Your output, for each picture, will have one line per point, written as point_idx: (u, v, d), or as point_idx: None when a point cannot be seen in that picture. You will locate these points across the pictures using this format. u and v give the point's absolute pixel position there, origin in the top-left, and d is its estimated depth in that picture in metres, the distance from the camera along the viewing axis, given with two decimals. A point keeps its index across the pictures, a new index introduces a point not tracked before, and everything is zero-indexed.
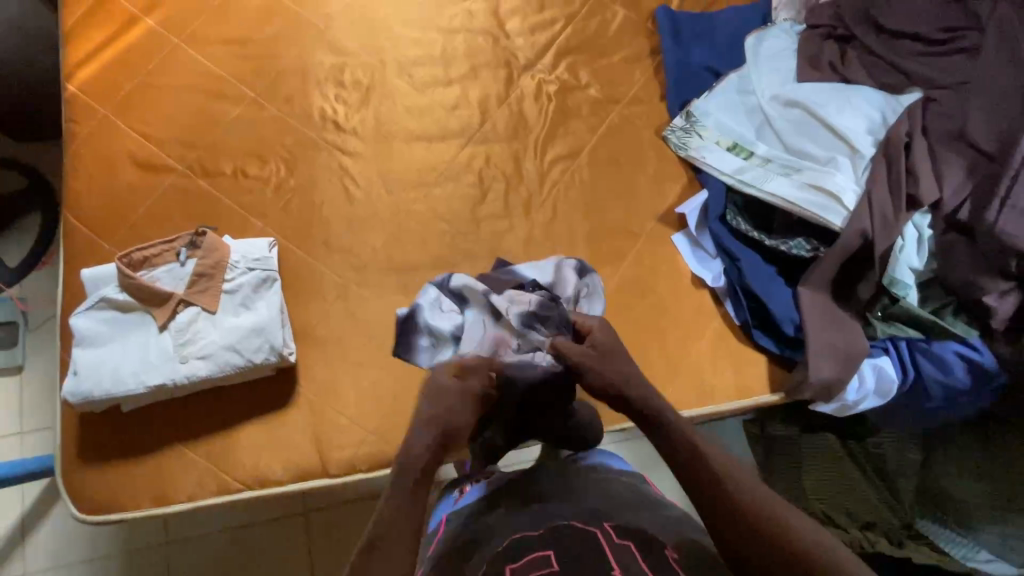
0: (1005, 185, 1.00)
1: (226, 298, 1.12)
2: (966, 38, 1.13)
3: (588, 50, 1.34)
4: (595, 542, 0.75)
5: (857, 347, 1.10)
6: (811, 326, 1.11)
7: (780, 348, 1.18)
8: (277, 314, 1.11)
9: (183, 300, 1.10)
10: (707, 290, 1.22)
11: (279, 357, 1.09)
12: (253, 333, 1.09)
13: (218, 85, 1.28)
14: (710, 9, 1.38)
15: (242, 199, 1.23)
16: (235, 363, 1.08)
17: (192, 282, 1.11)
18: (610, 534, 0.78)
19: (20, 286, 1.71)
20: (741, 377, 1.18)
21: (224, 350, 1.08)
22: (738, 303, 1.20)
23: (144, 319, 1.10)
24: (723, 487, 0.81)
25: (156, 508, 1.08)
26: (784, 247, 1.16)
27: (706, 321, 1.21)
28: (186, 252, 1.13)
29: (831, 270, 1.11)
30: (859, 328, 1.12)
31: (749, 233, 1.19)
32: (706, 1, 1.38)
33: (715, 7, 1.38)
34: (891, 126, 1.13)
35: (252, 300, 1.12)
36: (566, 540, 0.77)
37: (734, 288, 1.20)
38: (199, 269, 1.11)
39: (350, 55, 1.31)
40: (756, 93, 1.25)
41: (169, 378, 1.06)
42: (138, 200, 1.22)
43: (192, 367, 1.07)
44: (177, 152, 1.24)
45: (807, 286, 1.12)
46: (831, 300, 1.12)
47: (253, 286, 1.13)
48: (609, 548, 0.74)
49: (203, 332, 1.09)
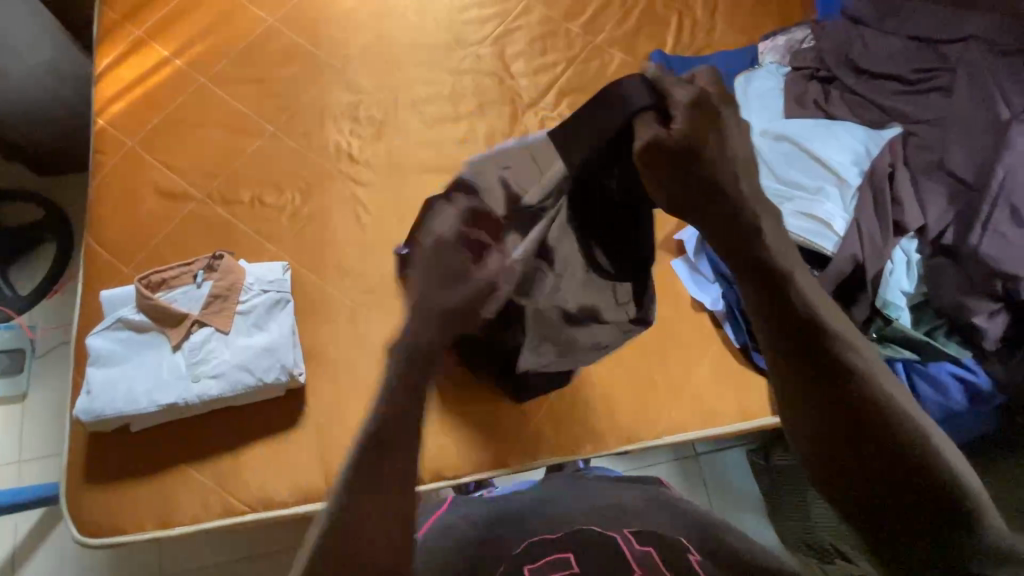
0: (986, 211, 1.05)
1: (239, 318, 1.15)
2: (941, 77, 1.21)
3: (589, 90, 1.43)
4: (617, 547, 0.78)
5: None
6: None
7: None
8: (289, 335, 1.14)
9: (198, 321, 1.13)
10: (707, 313, 1.26)
11: (289, 376, 1.11)
12: (265, 353, 1.12)
13: (240, 120, 1.36)
14: (701, 54, 1.48)
15: (258, 226, 1.28)
16: (246, 382, 1.10)
17: (208, 303, 1.14)
18: (631, 540, 0.80)
19: (30, 313, 1.74)
20: (742, 399, 1.21)
21: (235, 369, 1.10)
22: (737, 326, 1.24)
23: (158, 339, 1.12)
24: (843, 350, 0.66)
25: (159, 530, 1.08)
26: None
27: (707, 344, 1.24)
28: (203, 274, 1.17)
29: (826, 293, 1.15)
30: None
31: None
32: (697, 46, 1.48)
33: (706, 52, 1.48)
34: (875, 158, 1.19)
35: (265, 321, 1.15)
36: (588, 544, 0.80)
37: (733, 311, 1.24)
38: (215, 291, 1.15)
39: (365, 93, 1.40)
40: (747, 127, 1.31)
41: (181, 397, 1.08)
42: (158, 225, 1.27)
43: (204, 386, 1.09)
44: (198, 181, 1.31)
45: None
46: None
47: (266, 307, 1.16)
48: (630, 552, 0.77)
49: (215, 351, 1.11)
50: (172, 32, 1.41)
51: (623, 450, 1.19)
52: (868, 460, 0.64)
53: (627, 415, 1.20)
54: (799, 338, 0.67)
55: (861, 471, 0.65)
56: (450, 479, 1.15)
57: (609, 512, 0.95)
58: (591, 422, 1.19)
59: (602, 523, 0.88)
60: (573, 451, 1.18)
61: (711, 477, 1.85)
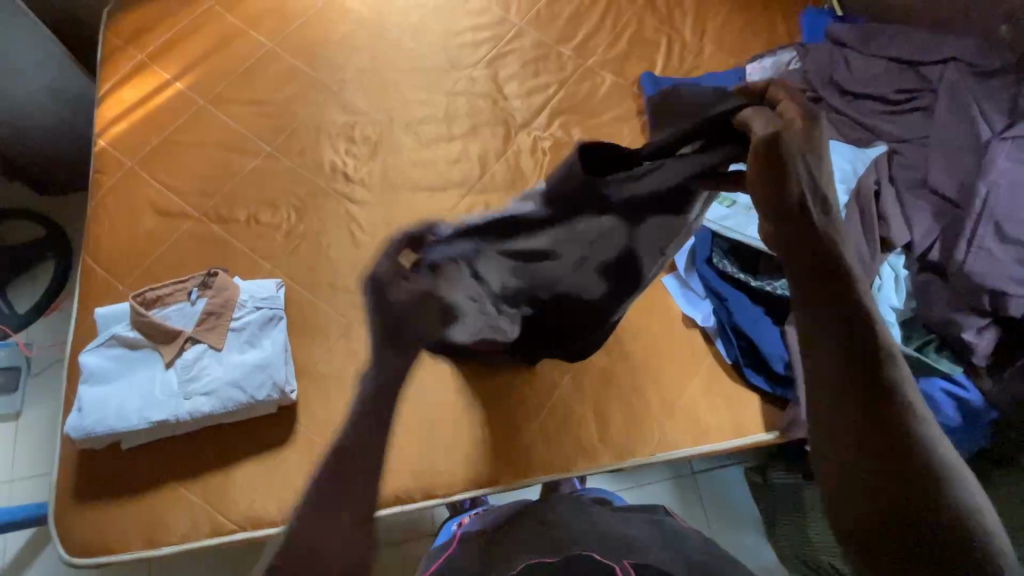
0: (970, 228, 1.07)
1: (233, 335, 1.16)
2: (921, 98, 1.24)
3: (580, 110, 1.47)
4: None
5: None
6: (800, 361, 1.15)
7: (772, 386, 1.21)
8: (281, 351, 1.15)
9: (191, 338, 1.13)
10: (698, 329, 1.27)
11: (281, 393, 1.12)
12: (258, 369, 1.12)
13: (238, 140, 1.39)
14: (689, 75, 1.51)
15: (253, 243, 1.30)
16: (237, 399, 1.10)
17: (201, 320, 1.15)
18: None
19: (26, 331, 1.75)
20: (735, 415, 1.20)
21: (228, 386, 1.10)
22: (728, 342, 1.23)
23: (151, 355, 1.13)
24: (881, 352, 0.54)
25: (148, 550, 1.07)
26: (768, 289, 1.22)
27: (698, 360, 1.24)
28: (197, 291, 1.18)
29: None
30: None
31: (735, 275, 1.25)
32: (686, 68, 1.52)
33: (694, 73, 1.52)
34: (861, 176, 1.20)
35: (258, 337, 1.16)
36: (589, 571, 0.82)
37: (723, 328, 1.23)
38: (208, 308, 1.15)
39: (361, 114, 1.43)
40: None
41: (172, 414, 1.08)
42: (155, 243, 1.28)
43: (196, 403, 1.09)
44: (195, 200, 1.33)
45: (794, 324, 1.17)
46: None
47: (259, 324, 1.17)
48: None
49: (208, 368, 1.12)
50: (172, 56, 1.45)
51: (617, 466, 1.18)
52: (918, 514, 0.49)
53: (620, 431, 1.19)
54: (836, 328, 0.55)
55: (910, 529, 0.49)
56: (442, 497, 1.15)
57: (616, 543, 0.95)
58: (585, 439, 1.19)
59: (609, 549, 0.91)
60: (566, 468, 1.17)
61: (710, 496, 1.82)
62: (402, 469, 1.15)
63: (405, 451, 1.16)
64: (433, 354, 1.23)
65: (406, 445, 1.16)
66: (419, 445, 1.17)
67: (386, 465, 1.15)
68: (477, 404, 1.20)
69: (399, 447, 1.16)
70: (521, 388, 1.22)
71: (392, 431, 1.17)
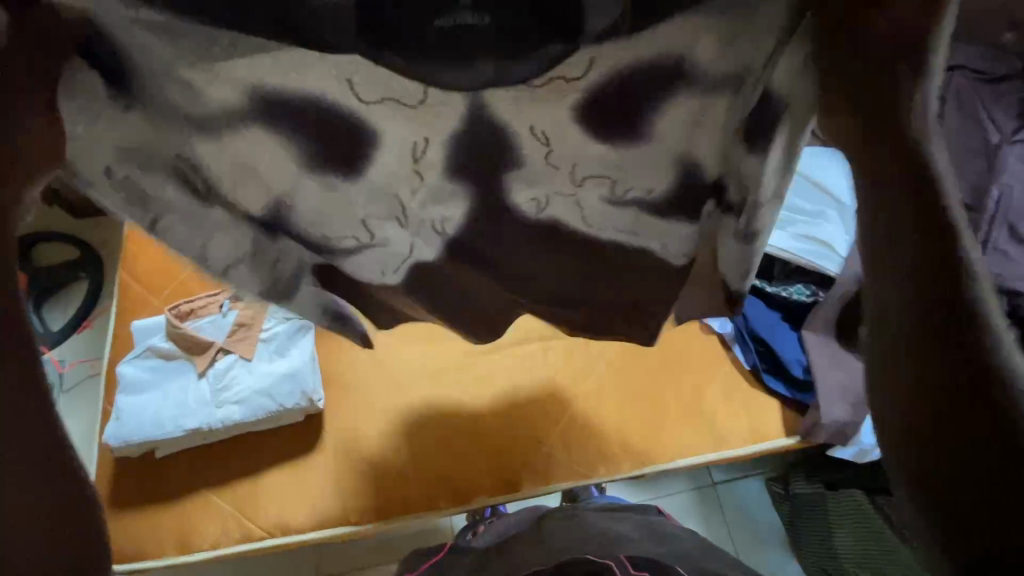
0: (986, 230, 1.08)
1: (262, 346, 1.19)
2: None
3: None
4: None
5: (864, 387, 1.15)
6: (815, 367, 1.16)
7: (792, 392, 1.21)
8: (310, 360, 1.17)
9: (223, 348, 1.17)
10: (715, 335, 1.28)
11: (309, 401, 1.14)
12: (287, 378, 1.15)
13: None
14: None
15: None
16: (267, 407, 1.13)
17: (233, 332, 1.19)
18: None
19: (60, 348, 1.81)
20: (755, 421, 1.21)
21: (258, 394, 1.13)
22: (745, 347, 1.24)
23: (185, 365, 1.17)
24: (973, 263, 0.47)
25: (179, 556, 1.09)
26: (785, 294, 1.22)
27: (716, 365, 1.26)
28: (228, 303, 1.22)
29: (831, 313, 1.18)
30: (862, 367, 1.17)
31: (751, 281, 1.26)
32: None
33: None
34: (871, 182, 1.22)
35: (287, 347, 1.18)
36: None
37: (741, 334, 1.24)
38: (241, 319, 1.20)
39: None
40: None
41: (205, 422, 1.11)
42: None
43: (228, 411, 1.13)
44: None
45: (810, 329, 1.18)
46: (834, 341, 1.18)
47: (287, 335, 1.19)
48: None
49: (239, 377, 1.15)
50: None
51: (639, 472, 1.19)
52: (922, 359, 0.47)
53: (640, 439, 1.20)
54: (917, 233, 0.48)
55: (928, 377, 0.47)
56: (464, 504, 1.16)
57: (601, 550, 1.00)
58: (605, 445, 1.20)
59: (596, 549, 1.02)
60: (586, 475, 1.18)
61: (732, 508, 1.80)
62: (425, 476, 1.17)
63: (429, 460, 1.18)
64: (453, 363, 1.26)
65: (429, 455, 1.18)
66: (443, 455, 1.18)
67: (410, 474, 1.17)
68: (498, 411, 1.22)
69: (423, 456, 1.18)
70: (540, 397, 1.24)
71: (415, 439, 1.19)
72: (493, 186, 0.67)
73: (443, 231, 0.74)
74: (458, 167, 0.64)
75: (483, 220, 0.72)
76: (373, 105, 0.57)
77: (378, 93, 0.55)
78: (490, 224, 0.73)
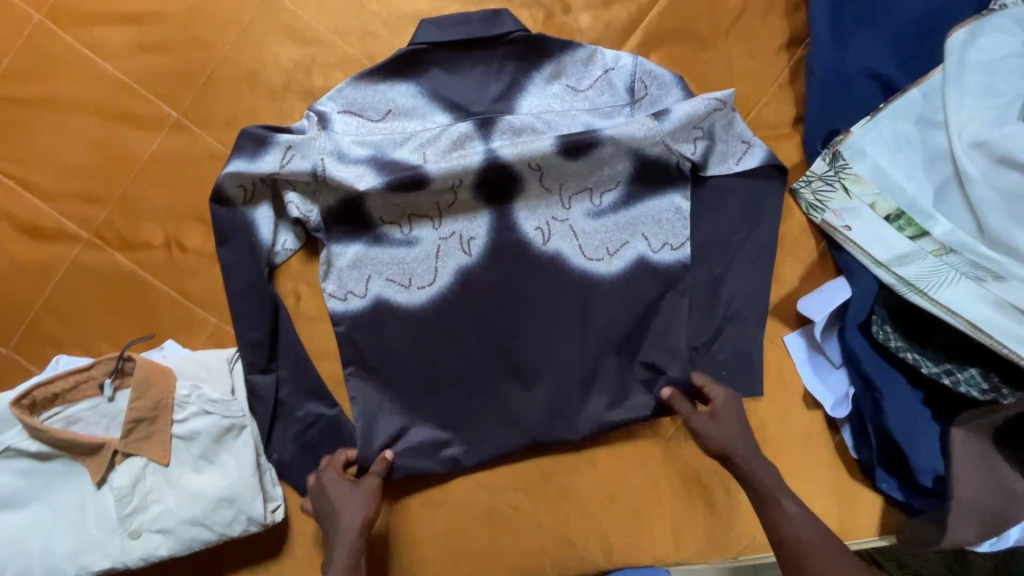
0: None
1: (180, 444, 0.82)
2: None
3: (686, 39, 0.89)
4: None
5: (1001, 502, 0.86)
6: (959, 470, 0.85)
7: (906, 495, 0.90)
8: (252, 475, 0.82)
9: (122, 451, 0.80)
10: (821, 411, 0.93)
11: (261, 526, 0.82)
12: (222, 502, 0.81)
13: (121, 96, 0.84)
14: None
15: (184, 284, 0.87)
16: (204, 540, 0.81)
17: (128, 429, 0.80)
18: None
19: None
20: (848, 518, 0.93)
21: (187, 525, 0.80)
22: (861, 438, 0.91)
23: (71, 469, 0.81)
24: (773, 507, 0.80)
25: None
26: (947, 381, 0.84)
27: (817, 452, 0.93)
28: (112, 384, 0.80)
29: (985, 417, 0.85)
30: (1003, 468, 0.87)
31: (899, 352, 0.86)
32: None
33: None
34: None
35: (215, 452, 0.82)
36: None
37: (862, 422, 0.90)
38: (135, 414, 0.80)
39: (321, 44, 0.86)
40: (949, 128, 0.84)
41: (118, 559, 0.80)
42: (38, 284, 0.86)
43: (147, 543, 0.80)
44: (77, 210, 0.85)
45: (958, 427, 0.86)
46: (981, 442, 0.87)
47: (214, 435, 0.82)
48: None
49: (156, 494, 0.81)
50: None
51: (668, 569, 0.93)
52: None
53: (698, 543, 0.93)
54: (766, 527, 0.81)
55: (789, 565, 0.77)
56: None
57: None
58: (656, 545, 0.93)
59: None
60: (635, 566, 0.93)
61: None
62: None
63: (382, 540, 0.90)
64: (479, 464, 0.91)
65: (394, 529, 0.90)
66: (411, 534, 0.90)
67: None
68: (508, 479, 0.92)
69: (380, 551, 0.90)
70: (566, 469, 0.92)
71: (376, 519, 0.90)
72: (506, 218, 0.89)
73: (468, 252, 0.89)
74: (483, 193, 0.88)
75: (501, 268, 0.89)
76: (428, 152, 0.85)
77: (444, 149, 0.85)
78: (506, 283, 0.89)
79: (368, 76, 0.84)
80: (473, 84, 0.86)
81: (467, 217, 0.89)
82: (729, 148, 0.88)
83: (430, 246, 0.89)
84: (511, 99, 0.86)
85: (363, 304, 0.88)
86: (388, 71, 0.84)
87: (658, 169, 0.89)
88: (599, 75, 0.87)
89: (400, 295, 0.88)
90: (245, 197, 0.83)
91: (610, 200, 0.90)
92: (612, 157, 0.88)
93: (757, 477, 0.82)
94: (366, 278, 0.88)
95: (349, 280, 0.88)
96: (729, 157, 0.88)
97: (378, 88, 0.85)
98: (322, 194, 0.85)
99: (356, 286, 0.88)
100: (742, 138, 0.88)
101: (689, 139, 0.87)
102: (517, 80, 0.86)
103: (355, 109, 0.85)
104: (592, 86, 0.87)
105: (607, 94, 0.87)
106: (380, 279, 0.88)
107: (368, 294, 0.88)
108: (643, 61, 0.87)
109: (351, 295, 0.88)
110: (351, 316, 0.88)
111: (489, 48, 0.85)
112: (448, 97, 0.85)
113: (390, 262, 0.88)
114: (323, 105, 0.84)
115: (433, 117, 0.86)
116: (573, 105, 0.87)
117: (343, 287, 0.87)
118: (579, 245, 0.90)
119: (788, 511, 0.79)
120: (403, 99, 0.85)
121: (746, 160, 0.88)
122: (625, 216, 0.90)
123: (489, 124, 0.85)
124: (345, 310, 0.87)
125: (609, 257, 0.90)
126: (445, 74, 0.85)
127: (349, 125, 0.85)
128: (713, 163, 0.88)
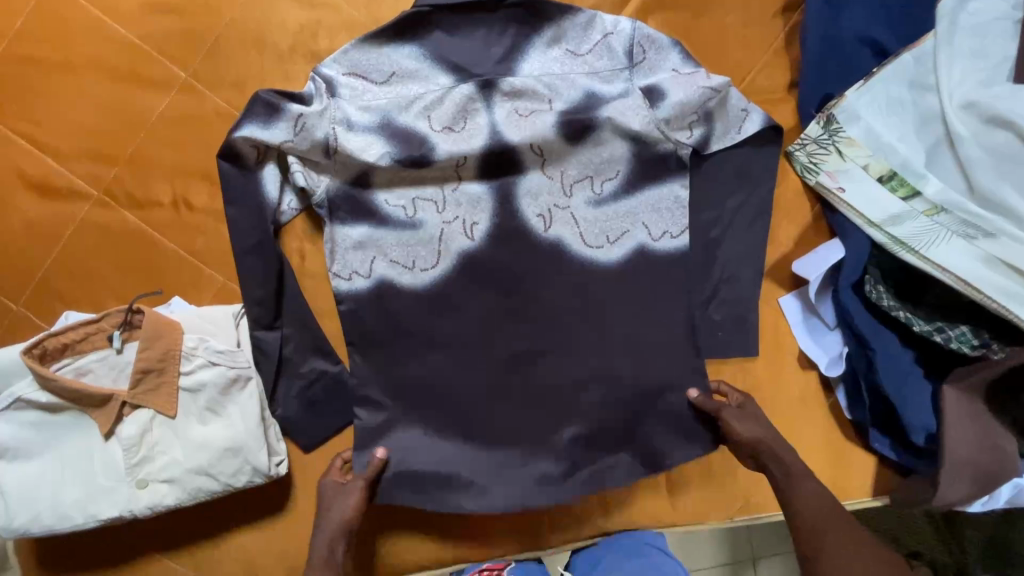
0: None
1: (187, 396, 0.84)
2: None
3: (683, 5, 0.91)
4: None
5: (997, 461, 0.86)
6: (954, 433, 0.85)
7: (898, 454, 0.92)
8: (256, 427, 0.83)
9: (129, 401, 0.82)
10: (815, 372, 0.95)
11: (265, 478, 0.84)
12: (227, 453, 0.82)
13: (132, 58, 0.86)
14: None
15: (191, 242, 0.88)
16: (210, 490, 0.83)
17: (136, 380, 0.82)
18: None
19: None
20: (842, 477, 0.94)
21: (193, 474, 0.82)
22: (855, 397, 0.93)
23: (79, 421, 0.83)
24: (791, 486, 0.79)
25: None
26: (938, 338, 0.86)
27: (811, 412, 0.95)
28: (120, 336, 0.82)
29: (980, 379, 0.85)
30: (997, 426, 0.87)
31: (891, 311, 0.88)
32: None
33: None
34: None
35: (220, 404, 0.84)
36: None
37: (856, 381, 0.92)
38: (142, 364, 0.81)
39: (327, 8, 0.88)
40: (940, 90, 0.86)
41: (126, 508, 0.81)
42: (48, 241, 0.87)
43: (155, 493, 0.82)
44: (87, 169, 0.87)
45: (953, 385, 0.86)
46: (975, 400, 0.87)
47: (220, 388, 0.83)
48: None
49: (163, 445, 0.83)
50: None
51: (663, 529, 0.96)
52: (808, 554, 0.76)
53: (695, 502, 0.95)
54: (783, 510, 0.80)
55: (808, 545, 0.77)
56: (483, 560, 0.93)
57: None
58: (653, 504, 0.94)
59: None
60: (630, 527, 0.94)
61: None
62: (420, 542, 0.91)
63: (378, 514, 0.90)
64: None
65: None
66: None
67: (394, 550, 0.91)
68: None
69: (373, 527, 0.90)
70: None
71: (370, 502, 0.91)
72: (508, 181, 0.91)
73: (471, 236, 0.89)
74: (486, 173, 0.89)
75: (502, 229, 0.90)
76: (433, 118, 0.87)
77: (448, 114, 0.87)
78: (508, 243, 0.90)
79: (372, 38, 0.86)
80: (476, 47, 0.88)
81: (471, 195, 0.90)
82: (727, 117, 0.89)
83: (433, 228, 0.89)
84: (512, 62, 0.88)
85: (367, 282, 0.88)
86: (393, 34, 0.86)
87: (657, 161, 0.91)
88: (600, 45, 0.89)
89: (403, 277, 0.88)
90: (254, 158, 0.85)
91: (610, 188, 0.91)
92: (612, 147, 0.90)
93: (775, 460, 0.81)
94: (370, 258, 0.88)
95: (353, 258, 0.88)
96: (727, 125, 0.89)
97: (382, 52, 0.87)
98: (328, 168, 0.87)
99: (360, 262, 0.88)
100: (741, 108, 0.89)
101: (690, 117, 0.88)
102: (518, 43, 0.88)
103: (360, 73, 0.87)
104: (595, 60, 0.89)
105: (608, 64, 0.89)
106: (383, 261, 0.88)
107: (371, 274, 0.88)
108: (642, 28, 0.89)
109: (355, 278, 0.88)
110: (355, 292, 0.88)
111: (491, 12, 0.87)
112: (451, 61, 0.87)
113: (394, 245, 0.89)
114: (328, 69, 0.85)
115: (437, 80, 0.87)
116: (574, 70, 0.89)
117: (348, 267, 0.88)
118: (580, 232, 0.90)
119: (802, 490, 0.79)
120: (407, 63, 0.87)
121: (743, 129, 0.89)
122: (625, 206, 0.91)
123: (491, 86, 0.87)
124: (350, 289, 0.88)
125: (609, 247, 0.90)
126: (448, 36, 0.87)
127: (354, 88, 0.86)
128: (711, 136, 0.89)
